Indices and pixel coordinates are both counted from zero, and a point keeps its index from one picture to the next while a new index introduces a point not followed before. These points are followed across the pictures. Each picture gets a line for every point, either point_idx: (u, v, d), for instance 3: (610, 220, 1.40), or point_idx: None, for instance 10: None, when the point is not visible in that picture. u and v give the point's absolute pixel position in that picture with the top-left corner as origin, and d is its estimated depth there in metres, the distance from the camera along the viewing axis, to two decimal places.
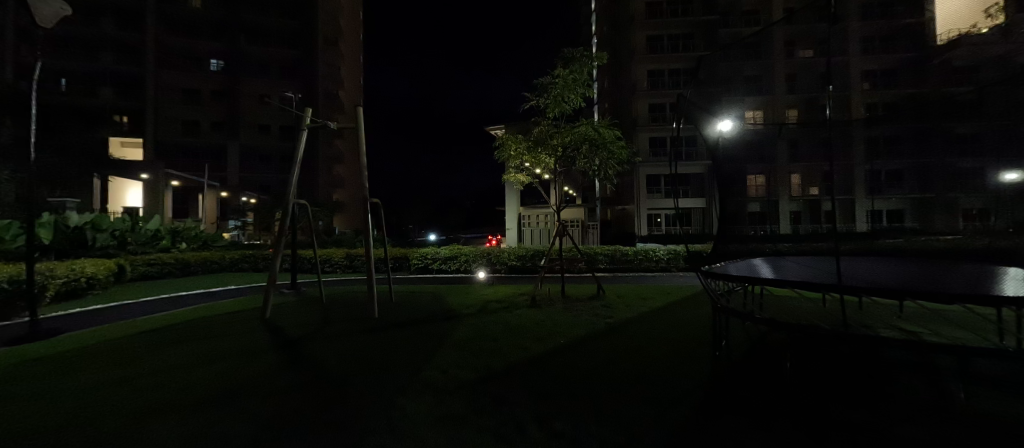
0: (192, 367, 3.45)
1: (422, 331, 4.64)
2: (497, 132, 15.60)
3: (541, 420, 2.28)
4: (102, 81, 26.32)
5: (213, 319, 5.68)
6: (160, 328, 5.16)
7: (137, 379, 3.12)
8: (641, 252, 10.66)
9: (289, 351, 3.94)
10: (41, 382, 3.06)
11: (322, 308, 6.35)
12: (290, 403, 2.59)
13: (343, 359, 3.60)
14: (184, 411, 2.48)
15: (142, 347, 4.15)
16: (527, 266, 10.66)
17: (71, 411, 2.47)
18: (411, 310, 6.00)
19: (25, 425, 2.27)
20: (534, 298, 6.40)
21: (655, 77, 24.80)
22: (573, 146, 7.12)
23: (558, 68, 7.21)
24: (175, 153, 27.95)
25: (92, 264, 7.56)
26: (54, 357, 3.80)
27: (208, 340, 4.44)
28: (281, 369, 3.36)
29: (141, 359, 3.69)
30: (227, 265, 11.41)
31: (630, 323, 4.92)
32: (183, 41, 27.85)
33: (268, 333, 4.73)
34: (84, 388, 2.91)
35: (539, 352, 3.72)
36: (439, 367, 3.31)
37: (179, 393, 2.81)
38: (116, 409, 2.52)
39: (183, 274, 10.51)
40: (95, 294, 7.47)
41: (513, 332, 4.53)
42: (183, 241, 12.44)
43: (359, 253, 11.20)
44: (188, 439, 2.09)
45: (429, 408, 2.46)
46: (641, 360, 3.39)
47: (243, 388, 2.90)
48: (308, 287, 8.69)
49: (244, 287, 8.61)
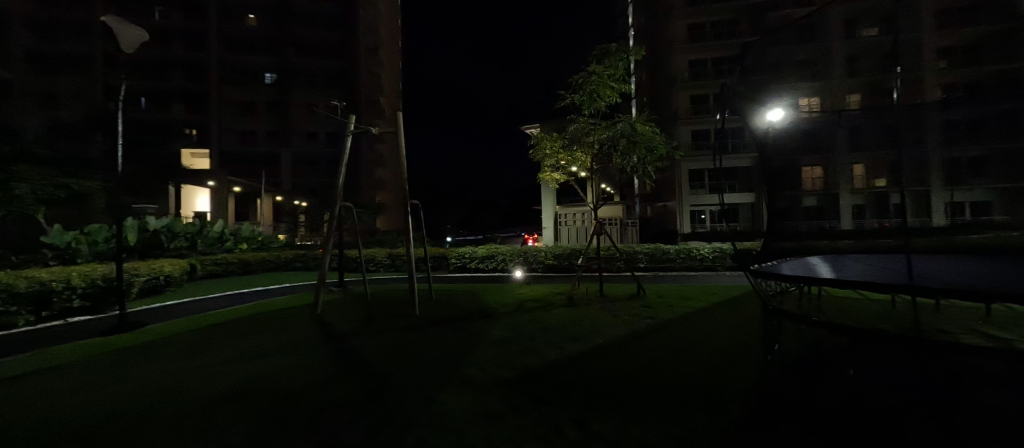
0: (252, 357, 3.76)
1: (461, 329, 4.72)
2: (531, 130, 15.70)
3: (582, 420, 2.25)
4: (173, 98, 29.03)
5: (268, 314, 6.12)
6: (222, 322, 5.65)
7: (204, 368, 3.43)
8: (684, 251, 10.24)
9: (336, 345, 4.17)
10: (125, 370, 3.46)
11: (365, 305, 6.66)
12: (340, 394, 2.77)
13: (385, 354, 3.76)
14: (242, 400, 2.68)
15: (205, 339, 4.55)
16: (564, 265, 10.53)
17: (147, 398, 2.77)
18: (449, 308, 6.15)
19: (112, 412, 2.54)
20: (571, 296, 6.34)
21: (697, 67, 23.85)
22: (609, 143, 7.02)
23: (592, 65, 7.08)
24: (237, 161, 30.45)
25: (169, 263, 8.38)
26: (136, 347, 4.27)
27: (263, 334, 4.80)
28: (327, 363, 3.56)
29: (205, 350, 4.07)
30: (282, 264, 12.27)
31: (672, 323, 4.77)
32: (241, 58, 30.17)
33: (318, 328, 5.04)
34: (158, 377, 3.22)
35: (574, 352, 3.68)
36: (477, 365, 3.36)
37: (238, 384, 3.03)
38: (186, 397, 2.76)
39: (243, 272, 11.42)
40: (171, 290, 8.30)
41: (549, 331, 4.50)
42: (244, 242, 13.52)
43: (400, 253, 11.64)
44: (245, 425, 2.29)
45: (470, 403, 2.53)
46: (682, 362, 3.29)
47: (292, 380, 3.11)
48: (353, 285, 9.14)
49: (297, 285, 9.15)
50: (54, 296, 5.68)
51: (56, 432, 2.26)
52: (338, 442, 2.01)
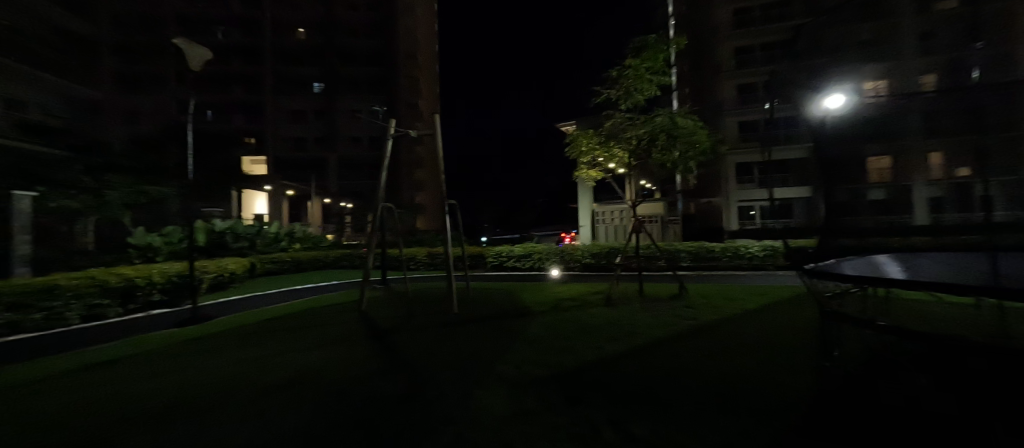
0: (302, 351, 4.02)
1: (498, 327, 4.77)
2: (567, 128, 15.54)
3: (618, 422, 2.19)
4: (235, 110, 31.54)
5: (318, 310, 6.51)
6: (277, 316, 6.08)
7: (255, 362, 3.68)
8: (729, 250, 9.75)
9: (378, 341, 4.36)
10: (193, 361, 3.82)
11: (406, 303, 6.90)
12: (380, 388, 2.90)
13: (423, 350, 3.88)
14: (292, 391, 2.88)
15: (261, 333, 4.93)
16: (602, 264, 10.29)
17: (211, 388, 3.05)
18: (485, 306, 6.24)
19: (181, 400, 2.82)
20: (609, 296, 6.21)
21: (744, 54, 22.51)
22: (648, 139, 6.89)
23: (629, 58, 6.89)
24: (291, 166, 32.66)
25: (233, 262, 9.14)
26: (203, 339, 4.70)
27: (313, 328, 5.11)
28: (370, 357, 3.74)
29: (262, 343, 4.41)
30: (330, 263, 12.99)
31: (717, 325, 4.53)
32: (293, 70, 32.19)
33: (362, 324, 5.29)
34: (220, 368, 3.54)
35: (606, 353, 3.56)
36: (512, 363, 3.38)
37: (280, 378, 3.20)
38: (244, 388, 3.00)
39: (296, 270, 12.21)
40: (235, 286, 9.05)
41: (585, 332, 4.42)
42: (297, 242, 14.46)
43: (439, 252, 11.94)
44: (294, 414, 2.46)
45: (505, 401, 2.54)
46: (724, 367, 3.07)
47: (337, 373, 3.30)
48: (395, 283, 9.50)
49: (344, 282, 9.67)
50: (139, 291, 6.39)
51: (124, 420, 2.50)
52: (369, 437, 2.08)
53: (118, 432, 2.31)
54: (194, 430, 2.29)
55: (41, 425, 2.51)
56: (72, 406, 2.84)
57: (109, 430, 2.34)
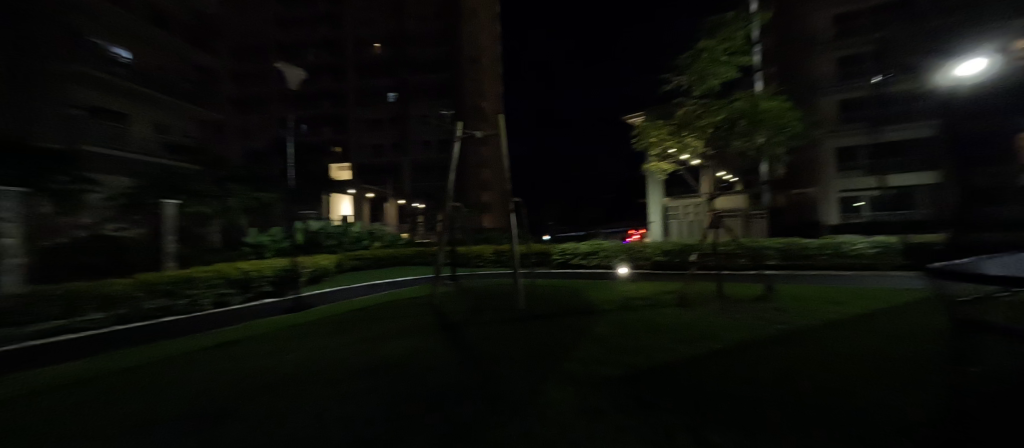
0: (382, 340, 4.39)
1: (564, 325, 4.73)
2: (635, 119, 14.84)
3: (694, 428, 2.04)
4: (324, 123, 35.18)
5: (396, 303, 7.03)
6: (362, 308, 6.68)
7: (344, 349, 4.11)
8: (829, 246, 8.47)
9: (449, 333, 4.59)
10: (294, 346, 4.38)
11: (475, 298, 7.16)
12: (451, 377, 3.06)
13: (491, 344, 4.01)
14: (375, 377, 3.17)
15: (349, 322, 5.47)
16: (675, 263, 9.62)
17: (309, 371, 3.47)
18: (552, 303, 6.23)
19: (285, 382, 3.24)
20: (683, 296, 5.82)
21: (847, 21, 19.54)
22: (727, 124, 6.43)
23: (703, 40, 6.37)
24: (371, 171, 35.59)
25: (325, 258, 10.21)
26: (302, 326, 5.34)
27: (391, 319, 5.54)
28: (442, 348, 3.95)
29: (349, 331, 4.89)
30: (406, 259, 13.90)
31: (814, 331, 4.01)
32: (370, 82, 34.95)
33: (435, 317, 5.61)
34: (316, 353, 4.01)
35: (682, 357, 3.34)
36: (579, 361, 3.34)
37: (365, 365, 3.52)
38: (334, 373, 3.36)
39: (377, 266, 13.27)
40: (327, 280, 10.11)
41: (658, 332, 4.20)
42: (377, 240, 15.71)
43: (505, 249, 12.16)
44: (376, 398, 2.70)
45: (571, 398, 2.52)
46: (824, 376, 2.70)
47: (413, 361, 3.54)
48: (465, 279, 9.88)
49: (419, 278, 10.30)
50: (256, 282, 7.47)
51: (242, 397, 2.96)
52: (441, 423, 2.21)
53: (236, 407, 2.73)
54: (295, 408, 2.63)
55: (185, 395, 3.07)
56: (208, 380, 3.44)
57: (231, 405, 2.78)
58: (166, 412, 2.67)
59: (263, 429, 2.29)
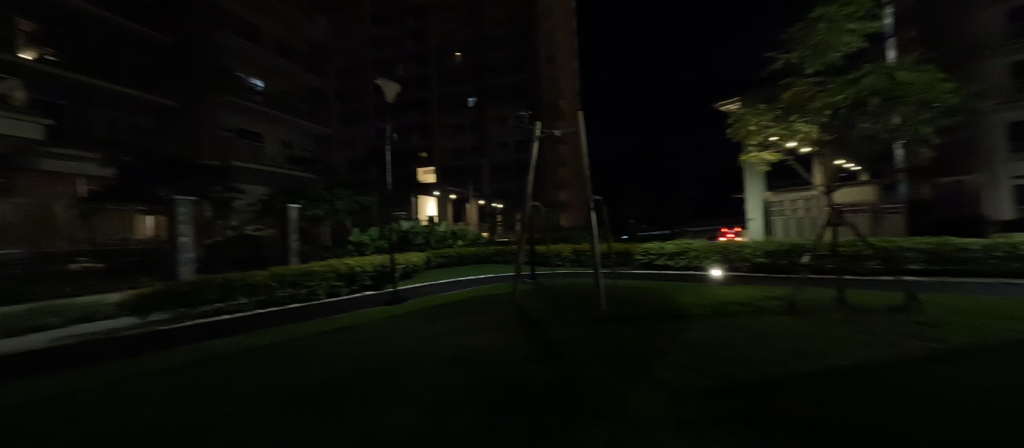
0: (468, 333, 4.66)
1: (651, 328, 4.51)
2: (730, 106, 13.48)
3: (810, 442, 1.79)
4: (412, 130, 38.09)
5: (481, 298, 7.38)
6: (449, 302, 7.14)
7: (432, 341, 4.39)
8: (1000, 248, 6.77)
9: (532, 330, 4.69)
10: (393, 334, 4.87)
11: (555, 296, 7.18)
12: (531, 373, 3.13)
13: (573, 343, 4.00)
14: (461, 368, 3.38)
15: (438, 314, 5.90)
16: (782, 265, 8.53)
17: (406, 358, 3.83)
18: (637, 306, 5.98)
19: (387, 366, 3.64)
20: (793, 304, 5.14)
21: None
22: (852, 104, 5.61)
23: (818, 9, 5.55)
24: (453, 174, 37.55)
25: (415, 255, 11.05)
26: (399, 317, 5.90)
27: (477, 314, 5.83)
28: (525, 344, 4.07)
29: (439, 323, 5.26)
30: (486, 258, 14.42)
31: (978, 352, 3.26)
32: (453, 89, 36.96)
33: (517, 313, 5.77)
34: (411, 342, 4.41)
35: (795, 373, 2.93)
36: (668, 367, 3.15)
37: (449, 359, 3.72)
38: (427, 362, 3.66)
39: (460, 263, 14.01)
40: (417, 275, 10.95)
41: (762, 342, 3.78)
42: (460, 239, 16.56)
43: (585, 249, 11.92)
44: (464, 389, 2.86)
45: (660, 405, 2.39)
46: (1002, 402, 2.14)
47: (496, 356, 3.70)
48: (544, 278, 9.94)
49: (499, 275, 10.64)
50: (360, 276, 8.43)
51: (346, 380, 3.33)
52: (526, 417, 2.27)
53: (341, 389, 3.08)
54: (388, 394, 2.89)
55: (302, 374, 3.56)
56: (320, 362, 3.95)
57: (337, 386, 3.15)
58: (288, 389, 3.12)
59: (362, 412, 2.55)
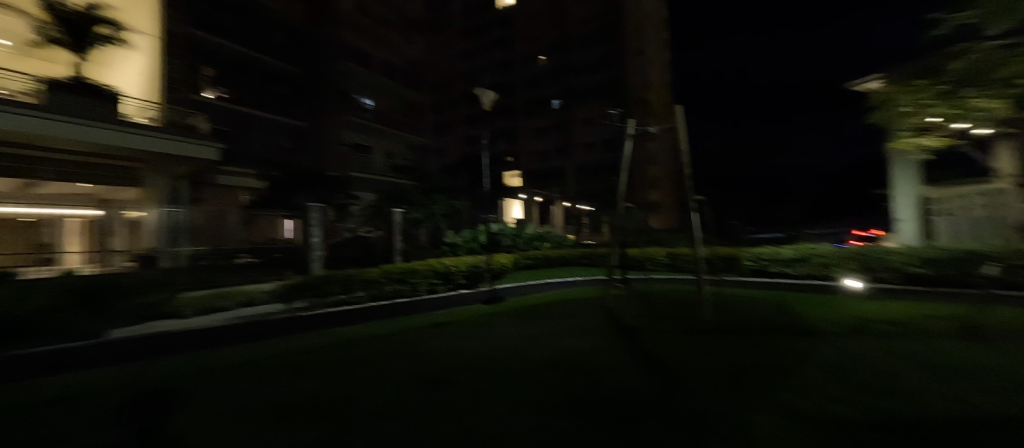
0: (561, 335, 4.67)
1: (770, 344, 4.01)
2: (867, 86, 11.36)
3: None
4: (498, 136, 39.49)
5: (574, 301, 7.33)
6: (541, 303, 7.23)
7: (527, 341, 4.52)
8: None
9: (629, 336, 4.52)
10: (490, 331, 5.11)
11: (651, 303, 6.79)
12: (630, 381, 3.01)
13: (676, 354, 3.75)
14: (557, 370, 3.40)
15: (531, 315, 6.01)
16: (949, 277, 6.89)
17: (503, 356, 3.98)
18: (751, 317, 5.36)
19: (486, 362, 3.83)
20: (971, 328, 4.11)
21: None
22: None
23: None
24: (539, 177, 37.93)
25: (506, 257, 11.41)
26: (495, 316, 6.16)
27: (570, 317, 5.80)
28: (622, 350, 3.94)
29: (533, 324, 5.36)
30: (574, 260, 14.25)
31: None
32: (538, 93, 37.43)
33: (611, 318, 5.59)
34: (508, 341, 4.58)
35: (976, 410, 2.34)
36: (795, 390, 2.76)
37: (546, 359, 3.78)
38: (523, 361, 3.76)
39: (548, 266, 14.08)
40: (507, 276, 11.29)
41: (926, 371, 3.09)
42: (547, 241, 16.65)
43: (682, 253, 11.07)
44: (561, 391, 2.88)
45: (786, 429, 2.12)
46: None
47: (592, 360, 3.65)
48: (637, 283, 9.47)
49: (589, 278, 10.45)
50: (458, 275, 9.01)
51: (452, 372, 3.59)
52: (629, 425, 2.20)
53: (447, 381, 3.34)
54: (491, 389, 3.04)
55: (414, 364, 3.93)
56: (429, 353, 4.33)
57: (444, 377, 3.42)
58: (404, 377, 3.50)
59: (463, 404, 2.71)
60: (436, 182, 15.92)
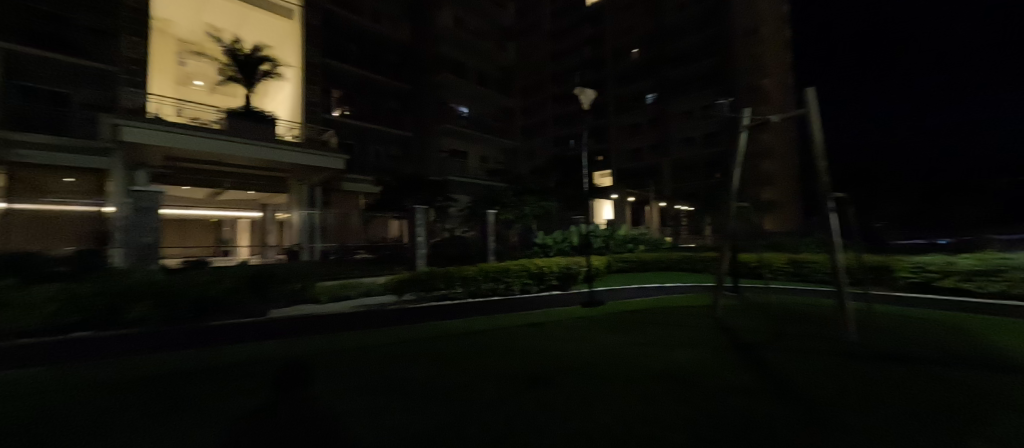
0: (665, 346, 4.37)
1: (945, 377, 3.22)
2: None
3: None
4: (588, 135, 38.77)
5: (678, 309, 6.81)
6: (641, 309, 6.86)
7: (628, 349, 4.31)
8: None
9: (746, 353, 4.04)
10: (587, 336, 5.01)
11: (772, 317, 5.97)
12: (750, 402, 2.69)
13: (809, 378, 3.24)
14: (662, 382, 3.19)
15: (630, 322, 5.74)
16: None
17: (603, 363, 3.88)
18: (913, 343, 4.38)
19: (585, 367, 3.77)
20: None
21: None
22: None
23: None
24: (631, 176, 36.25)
25: (599, 259, 11.13)
26: (591, 320, 6.03)
27: (674, 326, 5.39)
28: (739, 368, 3.53)
29: (633, 332, 5.11)
30: (672, 265, 13.29)
31: None
32: (630, 89, 35.80)
33: (723, 331, 5.05)
34: (606, 347, 4.44)
35: None
36: (988, 435, 2.18)
37: (653, 371, 3.54)
38: (624, 370, 3.62)
39: (643, 269, 13.38)
40: (601, 279, 11.01)
41: None
42: (641, 244, 15.82)
43: (809, 260, 9.59)
44: (669, 403, 2.70)
45: None
46: None
47: (703, 376, 3.34)
48: (752, 292, 8.45)
49: (693, 285, 9.64)
50: (554, 277, 9.04)
51: (553, 374, 3.56)
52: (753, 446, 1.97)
53: (549, 383, 3.32)
54: (592, 396, 2.95)
55: (515, 362, 4.01)
56: (526, 353, 4.39)
57: (546, 379, 3.40)
58: (504, 374, 3.60)
59: (565, 405, 2.71)
60: (527, 184, 16.14)
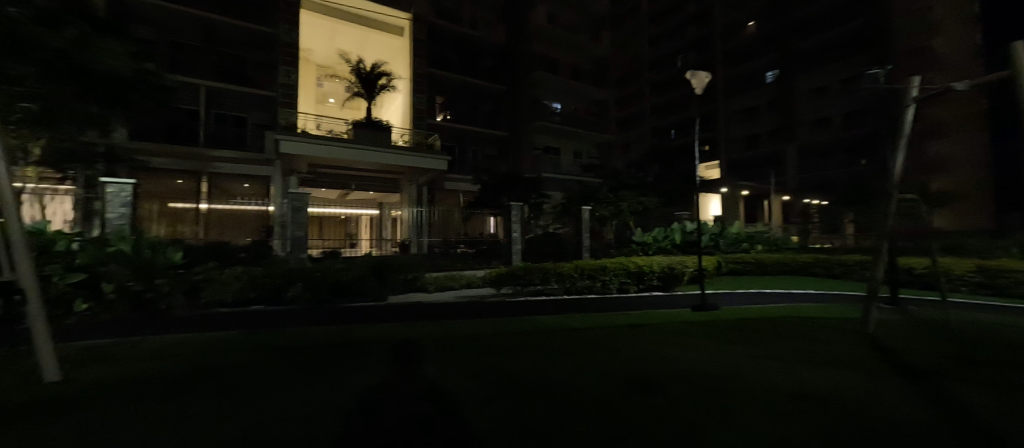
0: (795, 362, 3.80)
1: None
2: None
3: None
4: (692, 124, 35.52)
5: (809, 321, 5.84)
6: (762, 318, 6.05)
7: (745, 362, 3.83)
8: None
9: (910, 379, 3.29)
10: (697, 343, 4.61)
11: (948, 338, 4.77)
12: (916, 432, 2.20)
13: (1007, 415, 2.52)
14: (792, 401, 2.78)
15: (748, 332, 5.10)
16: None
17: (716, 373, 3.53)
18: None
19: (694, 375, 3.48)
20: None
21: None
22: None
23: None
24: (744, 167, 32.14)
25: (708, 258, 10.13)
26: (700, 326, 5.52)
27: (806, 341, 4.65)
28: (897, 395, 2.91)
29: (752, 343, 4.55)
30: (799, 268, 11.45)
31: None
32: (744, 68, 31.83)
33: (875, 351, 4.19)
34: (720, 357, 4.03)
35: None
36: None
37: (777, 388, 3.09)
38: (743, 382, 3.25)
39: (762, 273, 11.79)
40: (709, 281, 10.03)
41: None
42: (759, 243, 13.98)
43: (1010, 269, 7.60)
44: (800, 422, 2.35)
45: None
46: None
47: (847, 398, 2.83)
48: (916, 306, 6.87)
49: (828, 294, 8.23)
50: (656, 277, 8.51)
51: (655, 379, 3.35)
52: None
53: (651, 387, 3.13)
54: (703, 405, 2.72)
55: (613, 363, 3.87)
56: (628, 355, 4.21)
57: (647, 383, 3.22)
58: (603, 373, 3.52)
59: (672, 412, 2.54)
60: (623, 179, 15.40)
